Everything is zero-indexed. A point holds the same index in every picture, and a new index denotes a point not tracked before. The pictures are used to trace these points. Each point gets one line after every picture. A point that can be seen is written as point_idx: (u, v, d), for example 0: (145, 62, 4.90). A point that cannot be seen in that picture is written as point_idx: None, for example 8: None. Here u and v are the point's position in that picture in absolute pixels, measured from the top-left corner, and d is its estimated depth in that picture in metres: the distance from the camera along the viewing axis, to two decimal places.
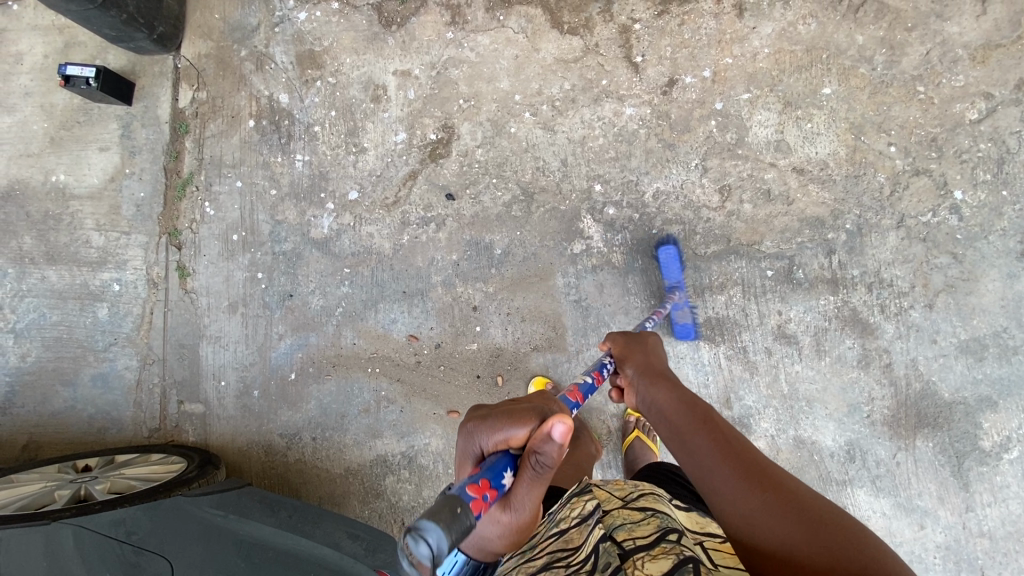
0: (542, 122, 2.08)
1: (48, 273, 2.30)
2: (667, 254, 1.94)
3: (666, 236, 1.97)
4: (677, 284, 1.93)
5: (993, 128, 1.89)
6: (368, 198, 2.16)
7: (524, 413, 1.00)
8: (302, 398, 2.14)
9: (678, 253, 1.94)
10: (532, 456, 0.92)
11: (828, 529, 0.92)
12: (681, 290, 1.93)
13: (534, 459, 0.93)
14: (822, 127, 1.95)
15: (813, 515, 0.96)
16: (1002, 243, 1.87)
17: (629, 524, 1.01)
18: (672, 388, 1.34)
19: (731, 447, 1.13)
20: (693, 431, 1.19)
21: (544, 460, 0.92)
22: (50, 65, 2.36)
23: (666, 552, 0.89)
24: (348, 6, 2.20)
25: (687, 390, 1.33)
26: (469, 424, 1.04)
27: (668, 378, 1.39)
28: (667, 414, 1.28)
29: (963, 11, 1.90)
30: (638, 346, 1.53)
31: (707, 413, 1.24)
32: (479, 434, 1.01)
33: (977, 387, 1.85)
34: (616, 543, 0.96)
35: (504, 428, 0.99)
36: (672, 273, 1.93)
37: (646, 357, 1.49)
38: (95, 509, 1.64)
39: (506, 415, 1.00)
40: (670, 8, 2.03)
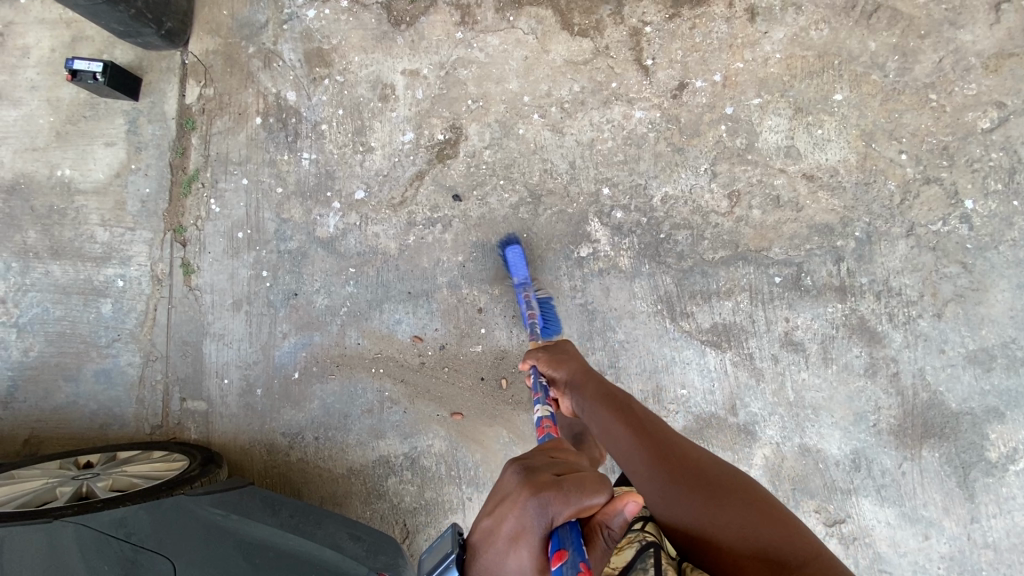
0: (551, 124, 2.06)
1: (52, 268, 2.29)
2: (512, 255, 1.99)
3: (508, 237, 2.05)
4: (525, 280, 1.97)
5: (1005, 138, 1.88)
6: (374, 198, 2.15)
7: (592, 479, 0.88)
8: (306, 397, 2.13)
9: (523, 252, 1.99)
10: (606, 531, 0.86)
11: (742, 506, 1.02)
12: (529, 286, 1.96)
13: (606, 533, 0.87)
14: (833, 133, 1.93)
15: (727, 492, 1.05)
16: (1012, 253, 1.85)
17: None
18: (600, 389, 1.31)
19: (649, 434, 1.17)
20: (614, 424, 1.21)
21: (614, 534, 0.87)
22: (57, 59, 2.36)
23: (629, 543, 1.09)
24: (357, 5, 2.20)
25: (605, 380, 1.33)
26: (538, 489, 0.85)
27: (596, 379, 1.36)
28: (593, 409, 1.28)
29: (976, 20, 1.90)
30: (560, 349, 1.49)
31: (625, 399, 1.26)
32: (555, 507, 0.83)
33: (985, 398, 1.84)
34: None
35: (580, 499, 0.84)
36: (518, 271, 1.98)
37: (576, 362, 1.43)
38: (98, 507, 1.64)
39: (579, 484, 0.86)
40: (682, 12, 2.02)
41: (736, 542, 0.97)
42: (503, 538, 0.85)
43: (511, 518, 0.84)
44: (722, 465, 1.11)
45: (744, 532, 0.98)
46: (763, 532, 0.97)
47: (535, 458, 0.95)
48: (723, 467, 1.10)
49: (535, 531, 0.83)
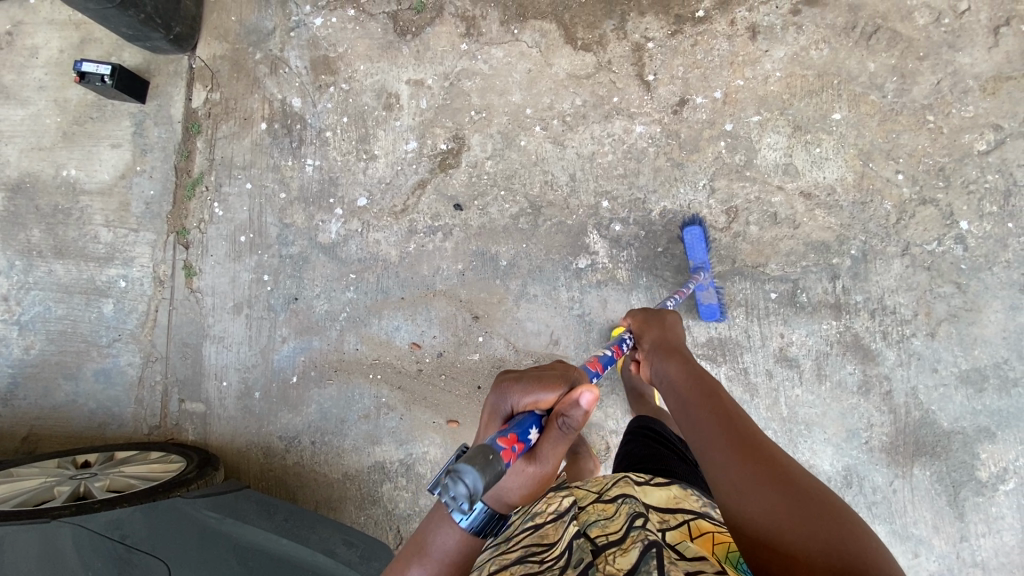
0: (552, 136, 2.09)
1: (56, 267, 2.31)
2: (693, 235, 1.93)
3: (692, 218, 1.97)
4: (703, 265, 1.91)
5: (1001, 161, 1.90)
6: (376, 205, 2.17)
7: (553, 380, 1.14)
8: (303, 401, 2.14)
9: (704, 235, 1.93)
10: (561, 417, 1.06)
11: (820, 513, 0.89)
12: (706, 271, 1.90)
13: (562, 421, 1.06)
14: (831, 151, 1.96)
15: (807, 498, 0.93)
16: (1006, 275, 1.87)
17: (602, 520, 0.98)
18: (685, 363, 1.36)
19: (737, 427, 1.11)
20: (697, 405, 1.21)
21: (571, 422, 1.06)
22: (65, 60, 2.38)
23: (635, 543, 0.86)
24: (364, 14, 2.23)
25: (701, 368, 1.33)
26: (502, 383, 1.14)
27: (682, 354, 1.41)
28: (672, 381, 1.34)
29: (974, 43, 1.93)
30: (657, 320, 1.56)
31: (717, 390, 1.23)
32: (511, 394, 1.12)
33: (976, 418, 1.85)
34: (589, 538, 0.94)
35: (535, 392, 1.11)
36: (698, 254, 1.92)
37: (659, 330, 1.53)
38: (95, 508, 1.65)
39: (537, 380, 1.12)
40: (684, 29, 2.04)
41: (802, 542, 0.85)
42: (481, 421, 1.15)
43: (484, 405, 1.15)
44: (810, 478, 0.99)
45: (813, 532, 0.86)
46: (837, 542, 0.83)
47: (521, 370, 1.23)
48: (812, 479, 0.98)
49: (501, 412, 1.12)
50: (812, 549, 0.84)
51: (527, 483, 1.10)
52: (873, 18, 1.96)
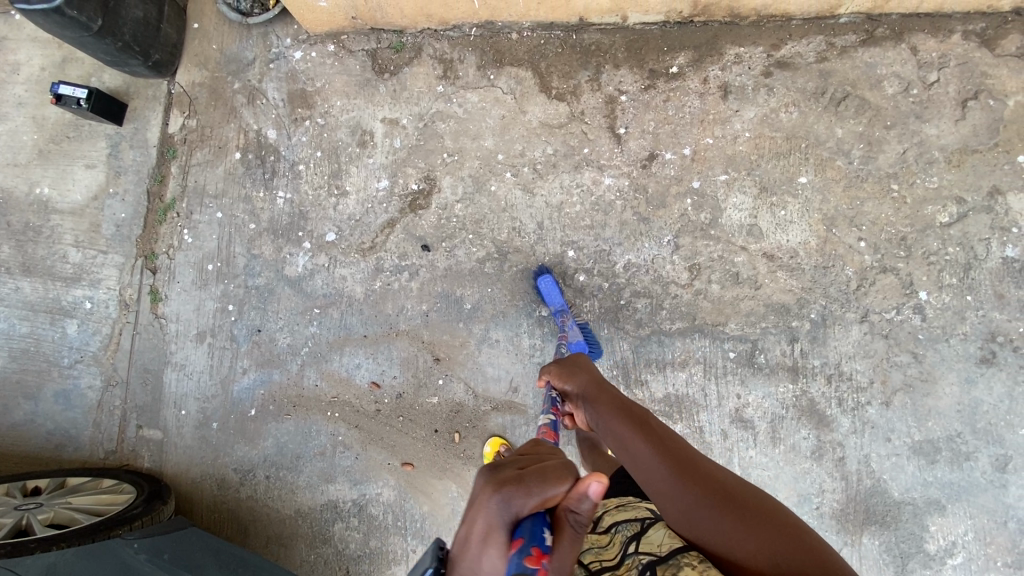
0: (522, 183, 2.10)
1: (23, 284, 2.30)
2: (545, 283, 1.97)
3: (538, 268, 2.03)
4: (562, 307, 1.96)
5: (962, 233, 1.91)
6: (344, 241, 2.18)
7: (555, 469, 0.90)
8: (259, 434, 2.14)
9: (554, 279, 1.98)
10: (571, 514, 0.87)
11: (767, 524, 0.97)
12: (567, 312, 1.95)
13: (572, 517, 0.88)
14: (796, 215, 1.97)
15: (749, 509, 1.00)
16: (962, 347, 1.88)
17: (594, 547, 1.14)
18: (607, 393, 1.28)
19: (671, 448, 1.13)
20: (634, 439, 1.15)
21: (582, 518, 0.88)
22: (46, 78, 2.39)
23: (628, 570, 1.03)
24: (344, 50, 2.25)
25: (624, 395, 1.27)
26: (500, 488, 0.86)
27: (602, 383, 1.32)
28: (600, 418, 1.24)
29: (942, 114, 1.94)
30: (573, 368, 1.38)
31: (645, 417, 1.21)
32: (515, 504, 0.85)
33: (927, 489, 1.85)
34: (585, 567, 1.10)
35: (540, 490, 0.86)
36: (554, 299, 1.96)
37: (587, 372, 1.35)
38: (30, 550, 1.68)
39: (541, 477, 0.88)
40: (657, 84, 2.06)
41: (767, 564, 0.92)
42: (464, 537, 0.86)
43: (474, 520, 0.86)
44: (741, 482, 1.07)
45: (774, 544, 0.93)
46: (790, 551, 0.91)
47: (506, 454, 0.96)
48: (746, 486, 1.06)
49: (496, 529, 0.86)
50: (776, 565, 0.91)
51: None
52: (843, 84, 1.98)
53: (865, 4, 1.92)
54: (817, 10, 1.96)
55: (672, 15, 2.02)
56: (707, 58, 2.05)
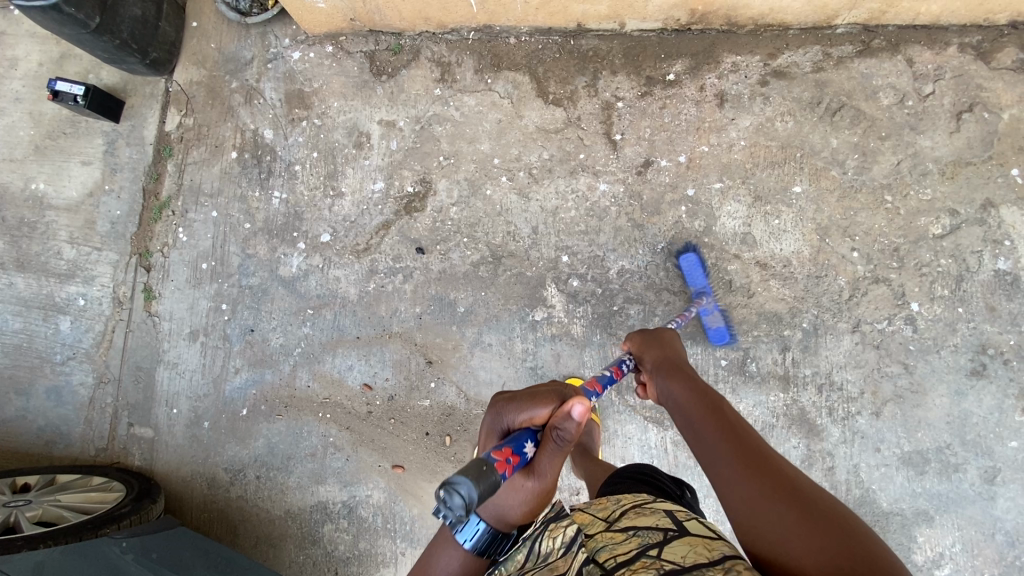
0: (518, 188, 2.10)
1: (16, 280, 2.30)
2: (688, 261, 1.96)
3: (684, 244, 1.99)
4: (705, 289, 1.94)
5: (955, 245, 1.91)
6: (339, 242, 2.18)
7: (547, 397, 1.23)
8: (251, 434, 2.14)
9: (699, 259, 1.96)
10: (554, 430, 1.12)
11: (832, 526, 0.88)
12: (708, 295, 1.94)
13: (555, 433, 1.12)
14: (789, 224, 1.97)
15: (810, 504, 0.93)
16: (953, 358, 1.89)
17: (610, 544, 0.97)
18: (686, 379, 1.33)
19: (743, 436, 1.09)
20: (704, 421, 1.17)
21: (564, 434, 1.11)
22: (44, 74, 2.38)
23: (647, 568, 0.88)
24: (342, 51, 2.25)
25: (704, 384, 1.30)
26: (499, 404, 1.25)
27: (683, 371, 1.39)
28: (676, 400, 1.29)
29: (936, 126, 1.95)
30: (654, 341, 1.56)
31: (721, 404, 1.20)
32: (507, 413, 1.22)
33: (915, 500, 1.86)
34: (598, 563, 0.93)
35: (529, 409, 1.21)
36: (697, 279, 1.95)
37: (661, 352, 1.51)
38: (19, 548, 1.67)
39: (531, 398, 1.22)
40: (653, 91, 2.07)
41: (811, 547, 0.85)
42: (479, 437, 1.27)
43: (483, 424, 1.27)
44: (819, 490, 0.98)
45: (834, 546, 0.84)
46: (842, 546, 0.84)
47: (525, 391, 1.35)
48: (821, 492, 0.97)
49: (494, 431, 1.24)
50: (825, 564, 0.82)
51: (528, 501, 1.16)
52: (838, 94, 1.99)
53: (862, 14, 1.93)
54: (814, 20, 1.96)
55: (669, 23, 2.03)
56: (704, 66, 2.05)
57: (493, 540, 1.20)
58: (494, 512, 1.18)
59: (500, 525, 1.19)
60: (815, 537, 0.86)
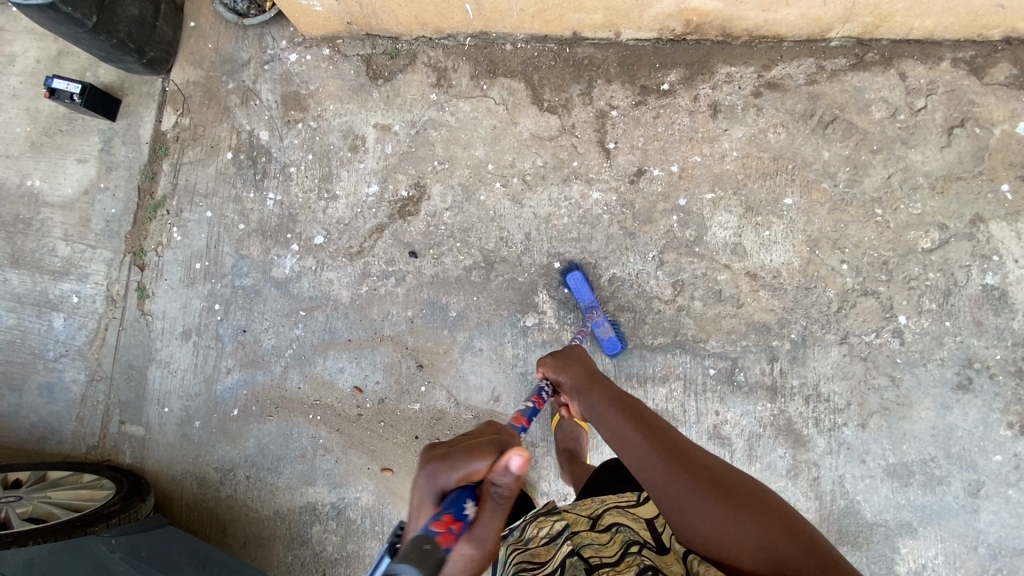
0: (511, 194, 2.11)
1: (11, 276, 2.31)
2: (574, 280, 1.98)
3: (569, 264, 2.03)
4: (593, 303, 1.97)
5: (943, 260, 1.93)
6: (333, 245, 2.19)
7: (483, 446, 0.98)
8: (241, 435, 2.15)
9: (584, 276, 1.99)
10: (492, 487, 0.94)
11: (756, 510, 1.05)
12: (597, 308, 1.96)
13: (494, 490, 0.95)
14: (780, 235, 1.98)
15: (731, 489, 1.09)
16: (940, 372, 1.90)
17: (596, 543, 1.08)
18: (602, 387, 1.40)
19: (663, 436, 1.21)
20: (628, 429, 1.25)
21: (504, 491, 0.95)
22: (41, 71, 2.39)
23: (630, 566, 0.99)
24: (339, 54, 2.26)
25: (620, 389, 1.38)
26: (429, 462, 0.97)
27: (598, 378, 1.44)
28: (597, 411, 1.35)
29: (927, 141, 1.97)
30: (568, 357, 1.54)
31: (639, 409, 1.31)
32: (438, 475, 0.95)
33: (899, 512, 1.87)
34: (583, 557, 1.04)
35: (464, 465, 0.95)
36: (584, 295, 1.98)
37: (580, 366, 1.49)
38: (7, 543, 1.69)
39: (465, 451, 0.97)
40: (647, 100, 2.08)
41: (743, 536, 1.01)
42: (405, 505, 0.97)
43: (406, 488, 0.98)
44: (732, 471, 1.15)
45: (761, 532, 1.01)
46: (767, 528, 1.01)
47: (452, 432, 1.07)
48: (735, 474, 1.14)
49: (425, 497, 0.96)
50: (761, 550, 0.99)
51: (467, 571, 0.98)
52: (831, 107, 2.00)
53: (856, 28, 1.94)
54: (808, 32, 1.97)
55: (664, 33, 2.03)
56: (698, 76, 2.07)
57: None
58: None
59: None
60: (746, 523, 1.03)
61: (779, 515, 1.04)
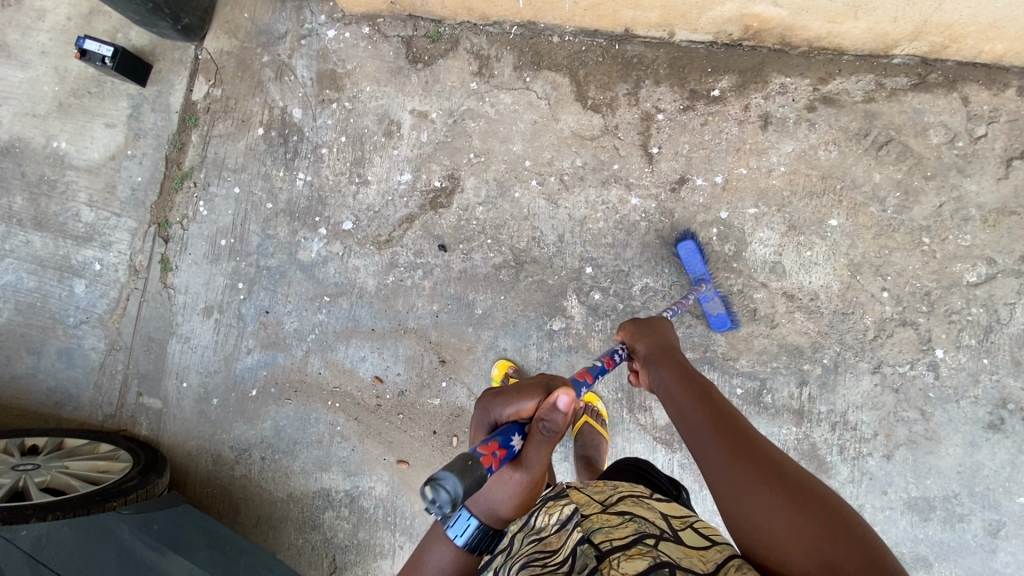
0: (547, 193, 2.06)
1: (33, 238, 2.28)
2: (688, 249, 1.92)
3: (683, 232, 1.96)
4: (704, 276, 1.90)
5: (988, 295, 1.87)
6: (361, 232, 2.14)
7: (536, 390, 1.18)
8: (259, 415, 2.14)
9: (698, 246, 1.92)
10: (540, 423, 1.12)
11: (814, 509, 0.95)
12: (707, 282, 1.89)
13: (541, 425, 1.12)
14: (821, 257, 1.93)
15: (796, 490, 0.99)
16: (971, 410, 1.87)
17: (606, 527, 1.04)
18: (676, 364, 1.35)
19: (728, 420, 1.14)
20: (690, 405, 1.20)
21: (550, 426, 1.12)
22: (71, 29, 2.32)
23: (641, 555, 0.93)
24: (378, 34, 2.18)
25: (694, 368, 1.32)
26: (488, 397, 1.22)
27: (675, 355, 1.39)
28: (663, 384, 1.31)
29: (984, 171, 1.89)
30: (648, 328, 1.52)
31: (709, 389, 1.23)
32: (495, 406, 1.19)
33: (916, 546, 1.86)
34: (593, 544, 0.99)
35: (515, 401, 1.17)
36: (695, 266, 1.91)
37: (655, 338, 1.48)
38: (26, 517, 1.69)
39: (516, 391, 1.18)
40: (696, 105, 2.01)
41: (794, 536, 0.93)
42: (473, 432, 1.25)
43: (472, 417, 1.25)
44: (807, 476, 1.03)
45: (820, 538, 0.91)
46: (832, 535, 0.91)
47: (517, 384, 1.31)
48: (807, 477, 1.03)
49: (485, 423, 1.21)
50: (814, 557, 0.90)
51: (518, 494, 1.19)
52: (887, 127, 1.93)
53: (922, 47, 1.85)
54: (871, 47, 1.89)
55: (721, 36, 1.95)
56: (751, 85, 1.99)
57: (484, 537, 1.22)
58: (486, 505, 1.21)
59: (492, 520, 1.21)
60: (803, 524, 0.93)
61: (846, 525, 0.93)
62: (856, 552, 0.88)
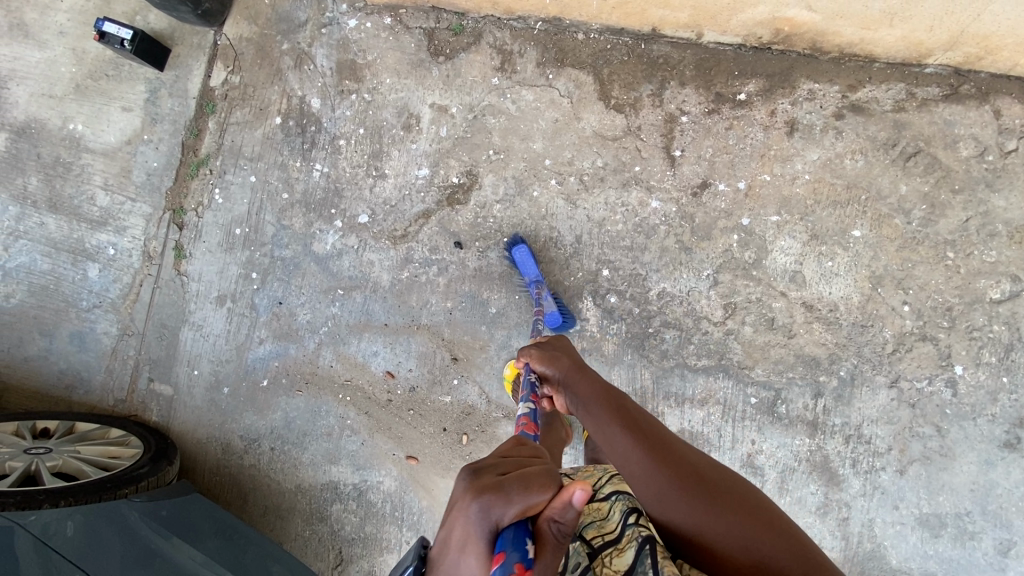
0: (566, 193, 2.03)
1: (48, 220, 2.27)
2: (520, 253, 1.97)
3: (513, 238, 2.02)
4: (537, 278, 1.96)
5: (1011, 313, 1.85)
6: (376, 226, 2.13)
7: (540, 477, 0.88)
8: (269, 405, 2.14)
9: (529, 249, 1.98)
10: (554, 526, 0.85)
11: (737, 507, 1.05)
12: (542, 284, 1.95)
13: (555, 528, 0.85)
14: (843, 268, 1.90)
15: (715, 490, 1.07)
16: (988, 428, 1.85)
17: (597, 520, 1.11)
18: (591, 379, 1.31)
19: (646, 432, 1.16)
20: (611, 422, 1.19)
21: (567, 528, 0.86)
22: (90, 9, 2.29)
23: (627, 541, 1.01)
24: (400, 25, 2.15)
25: (607, 382, 1.30)
26: (480, 494, 0.84)
27: (585, 370, 1.35)
28: (580, 403, 1.27)
29: (1013, 187, 1.86)
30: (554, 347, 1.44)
31: (625, 402, 1.24)
32: (496, 509, 0.83)
33: (925, 562, 1.86)
34: (586, 541, 1.09)
35: (524, 499, 0.85)
36: (528, 270, 1.96)
37: (568, 358, 1.39)
38: (39, 503, 1.69)
39: (521, 483, 0.86)
40: (721, 109, 1.97)
41: (722, 537, 1.01)
42: (446, 543, 0.86)
43: (453, 526, 0.85)
44: (720, 471, 1.13)
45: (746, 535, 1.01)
46: (753, 527, 1.01)
47: (485, 456, 0.96)
48: (721, 474, 1.12)
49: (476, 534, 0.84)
50: (744, 552, 0.99)
51: None
52: (916, 138, 1.89)
53: (956, 57, 1.81)
54: (904, 56, 1.84)
55: (750, 39, 1.91)
56: (779, 90, 1.95)
57: None
58: None
59: None
60: (728, 523, 1.02)
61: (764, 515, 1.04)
62: (776, 538, 1.00)
